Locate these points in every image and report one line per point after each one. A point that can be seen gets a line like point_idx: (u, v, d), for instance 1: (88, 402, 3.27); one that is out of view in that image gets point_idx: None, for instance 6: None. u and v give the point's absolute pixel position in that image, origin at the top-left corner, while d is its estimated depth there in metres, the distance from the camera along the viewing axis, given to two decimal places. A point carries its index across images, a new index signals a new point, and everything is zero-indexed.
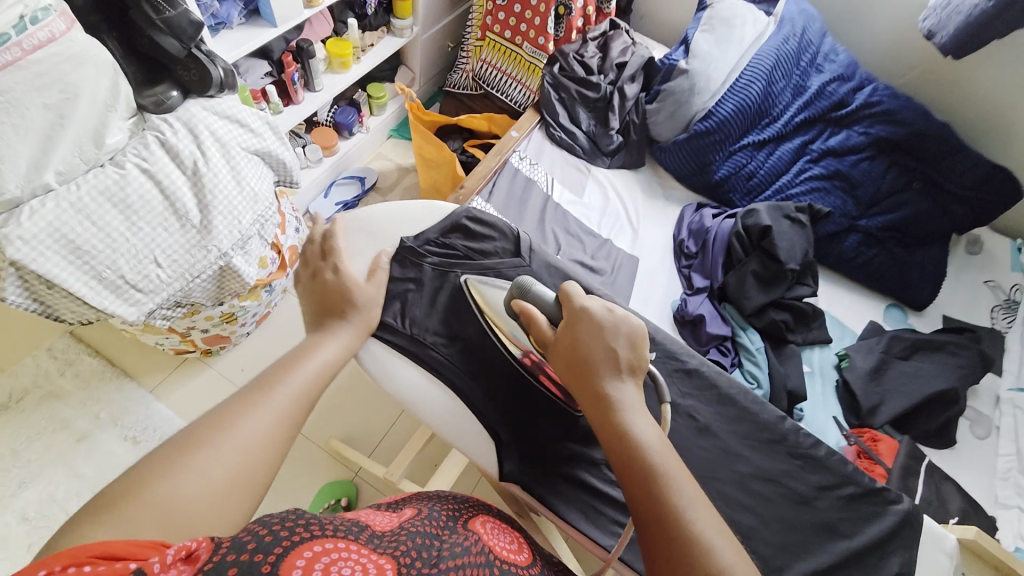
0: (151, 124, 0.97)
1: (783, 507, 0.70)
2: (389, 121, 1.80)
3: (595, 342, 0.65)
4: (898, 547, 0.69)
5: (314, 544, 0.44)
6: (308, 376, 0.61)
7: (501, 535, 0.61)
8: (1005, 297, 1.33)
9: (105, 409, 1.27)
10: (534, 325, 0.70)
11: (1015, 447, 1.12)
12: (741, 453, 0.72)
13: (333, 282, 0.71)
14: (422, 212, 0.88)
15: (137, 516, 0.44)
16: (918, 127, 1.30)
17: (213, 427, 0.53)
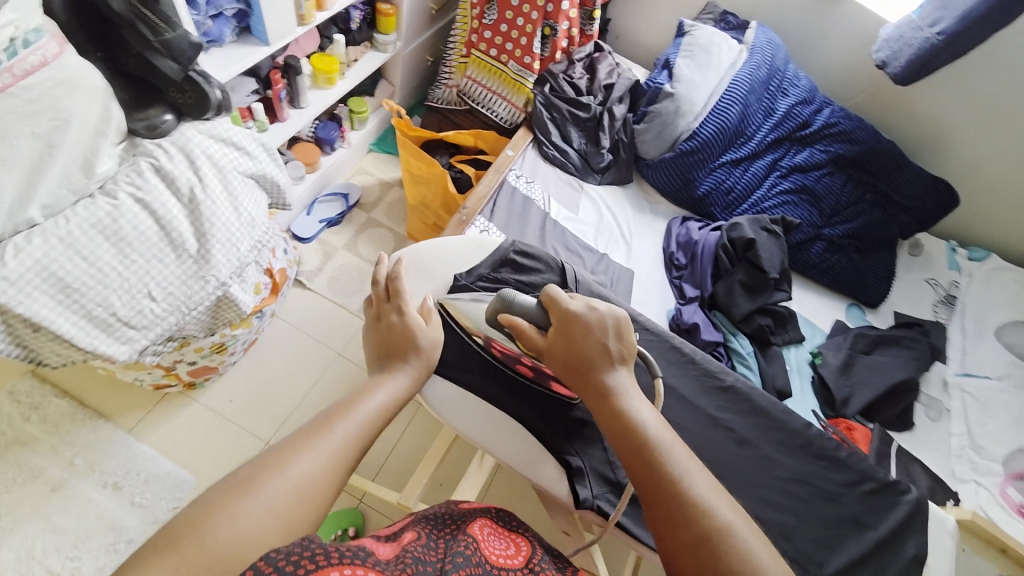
0: (143, 150, 0.93)
1: (819, 506, 0.78)
2: (370, 136, 1.76)
3: (586, 337, 0.68)
4: (914, 533, 0.78)
5: (321, 573, 0.41)
6: (365, 417, 0.60)
7: (497, 540, 0.61)
8: (943, 293, 1.50)
9: (80, 455, 1.18)
10: (521, 332, 0.71)
11: (964, 427, 1.28)
12: (777, 459, 0.80)
13: (400, 324, 0.73)
14: (472, 248, 0.93)
15: (193, 556, 0.43)
16: (870, 145, 1.45)
17: (270, 466, 0.51)
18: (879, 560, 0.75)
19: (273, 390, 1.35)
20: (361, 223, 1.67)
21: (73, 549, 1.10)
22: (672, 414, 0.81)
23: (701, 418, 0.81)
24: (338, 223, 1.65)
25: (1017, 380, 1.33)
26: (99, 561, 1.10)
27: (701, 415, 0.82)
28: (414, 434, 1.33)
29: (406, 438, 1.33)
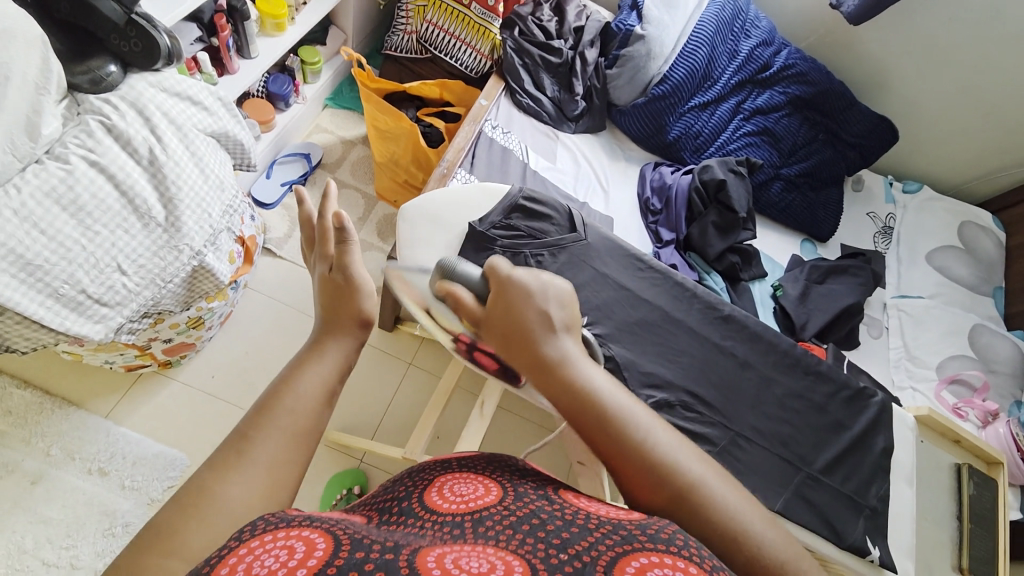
0: (88, 107, 0.84)
1: (807, 416, 0.89)
2: (325, 89, 1.65)
3: (525, 308, 0.50)
4: (882, 430, 0.91)
5: (237, 550, 0.32)
6: (292, 417, 0.42)
7: (463, 488, 0.44)
8: (882, 225, 1.65)
9: (56, 444, 1.13)
10: (459, 306, 0.54)
11: (900, 341, 1.46)
12: (774, 378, 0.90)
13: (337, 282, 0.56)
14: (480, 196, 0.92)
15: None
16: (824, 86, 1.53)
17: (182, 517, 0.35)
18: (854, 455, 0.88)
19: (256, 360, 1.32)
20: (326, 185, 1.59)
21: (67, 539, 1.07)
22: (683, 344, 0.89)
23: (707, 345, 0.89)
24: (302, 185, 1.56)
25: (945, 298, 1.52)
26: (96, 547, 1.07)
27: (702, 343, 0.90)
28: (407, 391, 1.36)
29: (398, 396, 1.35)
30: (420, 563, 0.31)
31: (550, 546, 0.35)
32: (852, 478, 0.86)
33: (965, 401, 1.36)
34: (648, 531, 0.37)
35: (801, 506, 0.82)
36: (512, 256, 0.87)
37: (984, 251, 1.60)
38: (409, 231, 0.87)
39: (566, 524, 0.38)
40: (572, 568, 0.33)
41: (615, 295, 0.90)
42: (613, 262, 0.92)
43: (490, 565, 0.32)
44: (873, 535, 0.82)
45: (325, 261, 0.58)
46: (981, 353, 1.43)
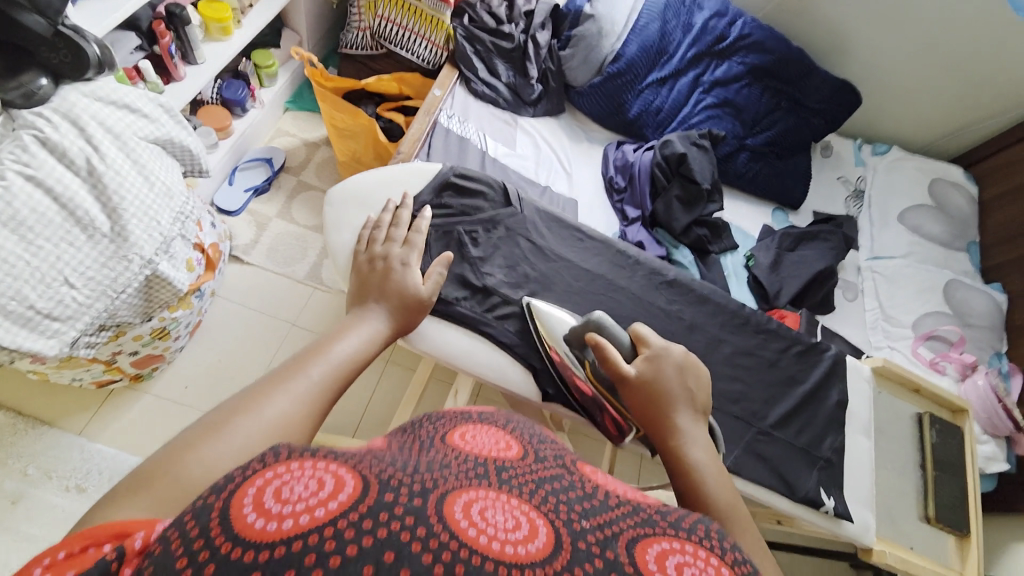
0: (22, 122, 0.82)
1: (760, 372, 0.89)
2: (284, 93, 1.63)
3: (674, 376, 0.62)
4: (835, 383, 0.92)
5: (262, 473, 0.32)
6: (333, 360, 0.57)
7: (485, 438, 0.43)
8: (853, 187, 1.65)
9: (31, 464, 1.12)
10: (607, 355, 0.64)
11: (876, 302, 1.45)
12: (724, 338, 0.90)
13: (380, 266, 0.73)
14: (411, 176, 0.90)
15: (168, 494, 0.40)
16: (781, 53, 1.52)
17: (243, 406, 0.48)
18: (809, 408, 0.89)
19: (230, 368, 1.31)
20: (292, 189, 1.57)
21: None
22: (638, 315, 0.89)
23: (653, 311, 0.89)
24: (267, 191, 1.55)
25: (919, 256, 1.51)
26: None
27: (653, 310, 0.90)
28: (386, 389, 1.34)
29: (376, 395, 1.33)
30: (447, 516, 0.31)
31: (572, 512, 0.35)
32: (806, 430, 0.87)
33: (942, 355, 1.36)
34: (672, 517, 0.38)
35: (756, 462, 0.82)
36: (444, 234, 0.86)
37: (952, 205, 1.60)
38: (334, 214, 0.87)
39: (586, 493, 0.39)
40: (597, 539, 0.33)
41: (552, 269, 0.89)
42: (553, 234, 0.92)
43: (517, 523, 0.32)
44: (827, 485, 0.84)
45: (370, 250, 0.76)
46: (956, 308, 1.43)
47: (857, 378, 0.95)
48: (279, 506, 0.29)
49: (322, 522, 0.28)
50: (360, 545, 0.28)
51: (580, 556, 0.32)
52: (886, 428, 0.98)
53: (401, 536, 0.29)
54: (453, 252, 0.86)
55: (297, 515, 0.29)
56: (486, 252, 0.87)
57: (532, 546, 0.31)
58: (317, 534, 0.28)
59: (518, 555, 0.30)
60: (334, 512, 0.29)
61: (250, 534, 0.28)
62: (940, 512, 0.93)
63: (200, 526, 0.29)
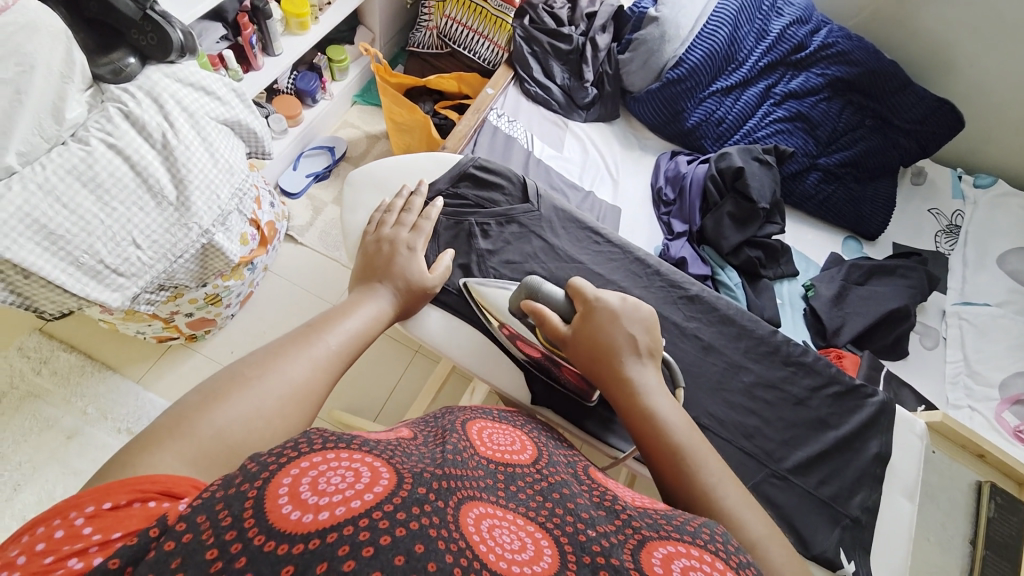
0: (111, 96, 0.93)
1: (783, 409, 0.82)
2: (352, 87, 1.73)
3: (615, 328, 0.65)
4: (877, 433, 0.82)
5: (297, 463, 0.33)
6: (347, 331, 0.60)
7: (501, 438, 0.47)
8: (947, 222, 1.44)
9: (92, 404, 1.26)
10: (548, 323, 0.67)
11: (960, 353, 1.26)
12: (745, 365, 0.84)
13: (387, 250, 0.74)
14: (431, 165, 0.92)
15: (208, 449, 0.43)
16: (870, 65, 1.37)
17: (261, 366, 0.51)
18: (840, 456, 0.80)
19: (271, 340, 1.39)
20: None
21: None
22: None
23: (668, 329, 0.84)
24: (326, 177, 1.64)
25: (1018, 306, 1.30)
26: None
27: (670, 325, 0.85)
28: (410, 380, 1.37)
29: (400, 384, 1.36)
30: (463, 521, 0.32)
31: (579, 523, 0.36)
32: (830, 481, 0.78)
33: None
34: (676, 523, 0.39)
35: (762, 507, 0.75)
36: (455, 224, 0.86)
37: None
38: (352, 195, 0.89)
39: (594, 504, 0.39)
40: (603, 547, 0.33)
41: (563, 269, 0.86)
42: (571, 237, 0.90)
43: (523, 545, 0.33)
44: (849, 547, 0.74)
45: (376, 233, 0.77)
46: None
47: (908, 433, 0.83)
48: (315, 497, 0.30)
49: (356, 514, 0.29)
50: (393, 535, 0.29)
51: (587, 569, 0.31)
52: (935, 496, 0.85)
53: (430, 532, 0.30)
54: (461, 243, 0.85)
55: (333, 506, 0.30)
56: (496, 245, 0.86)
57: (539, 566, 0.31)
58: (351, 525, 0.28)
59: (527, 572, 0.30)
60: (368, 504, 0.30)
61: (285, 526, 0.29)
62: None
63: (233, 515, 0.29)
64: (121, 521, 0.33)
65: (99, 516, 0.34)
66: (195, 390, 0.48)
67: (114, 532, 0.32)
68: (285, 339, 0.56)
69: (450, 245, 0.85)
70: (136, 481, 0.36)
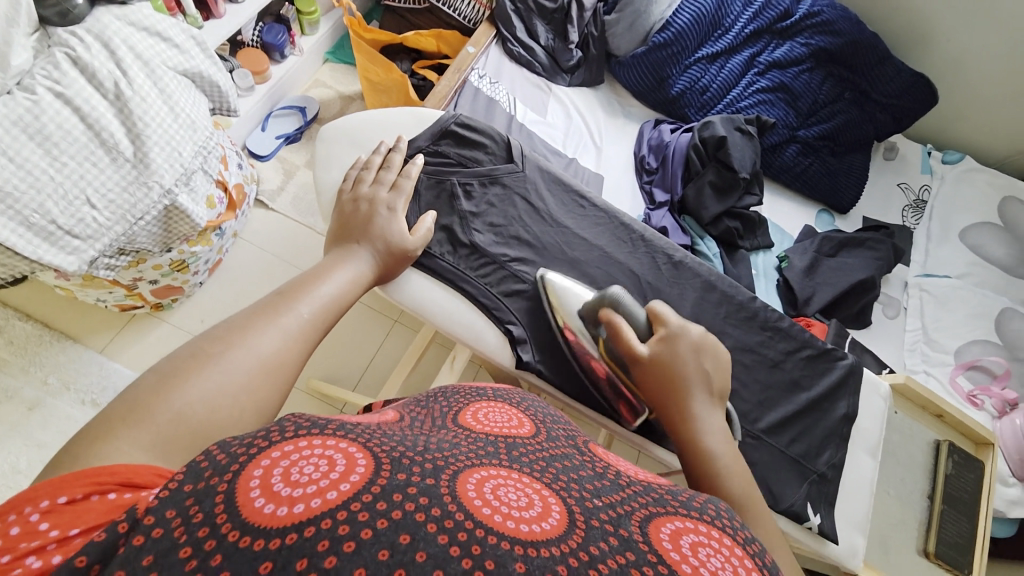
0: (58, 40, 0.85)
1: (758, 371, 0.84)
2: (324, 42, 1.63)
3: (693, 361, 0.61)
4: (844, 394, 0.85)
5: (269, 452, 0.30)
6: (319, 301, 0.57)
7: (498, 416, 0.41)
8: (915, 197, 1.48)
9: (53, 375, 1.20)
10: (623, 339, 0.64)
11: (919, 322, 1.32)
12: (724, 330, 0.86)
13: (364, 210, 0.71)
14: (411, 122, 0.88)
15: (168, 432, 0.39)
16: (853, 36, 1.37)
17: (224, 340, 0.47)
18: (809, 416, 0.83)
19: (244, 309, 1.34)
20: None
21: None
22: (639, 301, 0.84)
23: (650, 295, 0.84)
24: (297, 139, 1.55)
25: (976, 278, 1.37)
26: None
27: (653, 291, 0.85)
28: (389, 349, 1.35)
29: (379, 355, 1.34)
30: (461, 492, 0.29)
31: (584, 491, 0.33)
32: (799, 439, 0.82)
33: (982, 387, 1.24)
34: (681, 498, 0.36)
35: None
36: (436, 183, 0.83)
37: None
38: (325, 151, 0.85)
39: (596, 474, 0.36)
40: (611, 517, 0.31)
41: (546, 232, 0.86)
42: (556, 199, 0.89)
43: (530, 502, 0.30)
44: (815, 501, 0.79)
45: (351, 195, 0.73)
46: (1010, 339, 1.29)
47: (872, 394, 0.87)
48: (287, 488, 0.27)
49: (334, 507, 0.26)
50: (375, 528, 0.26)
51: (595, 534, 0.29)
52: (894, 452, 0.90)
53: (416, 517, 0.26)
54: (442, 203, 0.83)
55: (307, 499, 0.27)
56: (479, 207, 0.84)
57: (546, 525, 0.28)
58: (330, 518, 0.26)
59: (534, 533, 0.27)
60: (346, 495, 0.27)
61: (258, 520, 0.26)
62: (940, 548, 0.86)
63: (204, 510, 0.27)
64: (79, 517, 0.31)
65: (55, 512, 0.31)
66: (151, 370, 0.43)
67: (72, 528, 0.30)
68: (251, 312, 0.52)
69: (430, 205, 0.82)
70: (93, 472, 0.33)
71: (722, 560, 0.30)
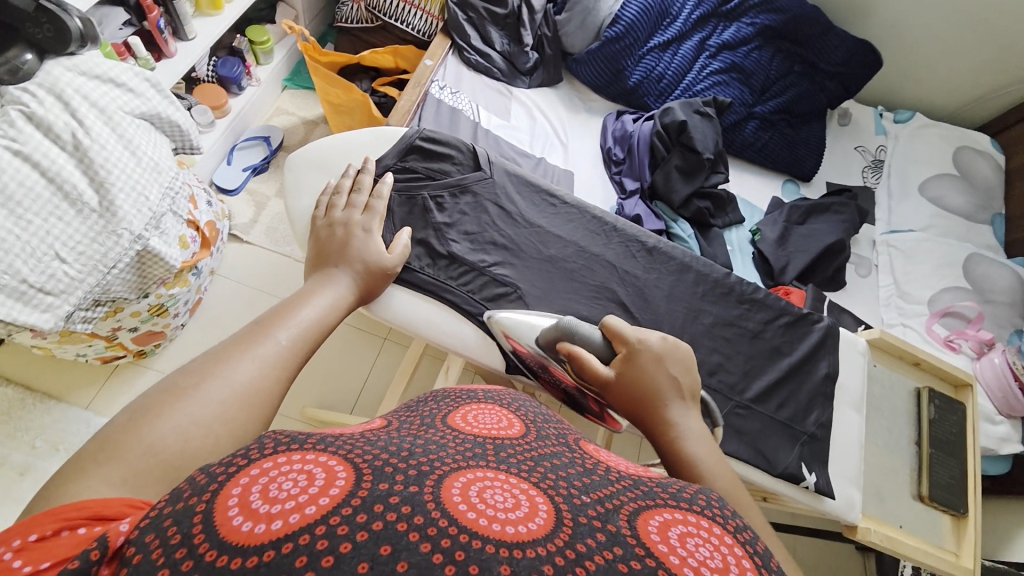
0: (9, 97, 0.84)
1: (742, 343, 0.87)
2: (280, 70, 1.63)
3: (659, 371, 0.62)
4: (825, 355, 0.89)
5: (248, 470, 0.29)
6: (297, 327, 0.57)
7: (486, 418, 0.41)
8: (872, 158, 1.54)
9: (41, 436, 1.17)
10: (587, 366, 0.63)
11: (890, 278, 1.37)
12: (705, 308, 0.88)
13: (340, 233, 0.71)
14: (377, 142, 0.89)
15: (141, 465, 0.38)
16: (795, 12, 1.42)
17: (201, 371, 0.47)
18: (795, 380, 0.86)
19: None
20: None
21: None
22: (621, 290, 0.86)
23: (630, 283, 0.87)
24: (265, 169, 1.54)
25: (940, 228, 1.42)
26: None
27: (632, 278, 0.88)
28: (382, 368, 1.35)
29: (372, 375, 1.34)
30: (446, 497, 0.28)
31: (572, 488, 0.32)
32: (788, 403, 0.85)
33: (957, 332, 1.29)
34: (672, 491, 0.35)
35: (732, 436, 0.80)
36: (407, 199, 0.84)
37: (978, 174, 1.49)
38: (294, 178, 0.85)
39: (585, 470, 0.36)
40: (598, 513, 0.30)
41: (521, 234, 0.87)
42: (527, 201, 0.90)
43: (517, 502, 0.29)
44: (810, 461, 0.82)
45: (326, 220, 0.74)
46: (976, 284, 1.35)
47: (851, 351, 0.91)
48: (267, 505, 0.26)
49: (314, 520, 0.25)
50: (355, 541, 0.24)
51: (582, 531, 0.28)
52: (879, 405, 0.94)
53: (398, 527, 0.25)
54: (417, 218, 0.84)
55: (286, 514, 0.25)
56: (453, 218, 0.85)
57: (533, 523, 0.27)
58: (309, 533, 0.24)
59: (520, 534, 0.26)
60: (327, 508, 0.25)
61: (236, 539, 0.24)
62: (933, 491, 0.90)
63: (182, 532, 0.25)
64: (51, 551, 0.30)
65: (25, 549, 0.30)
66: (129, 405, 0.43)
67: (42, 562, 0.29)
68: (228, 343, 0.52)
69: (405, 220, 0.83)
70: (62, 508, 0.33)
71: (710, 549, 0.30)
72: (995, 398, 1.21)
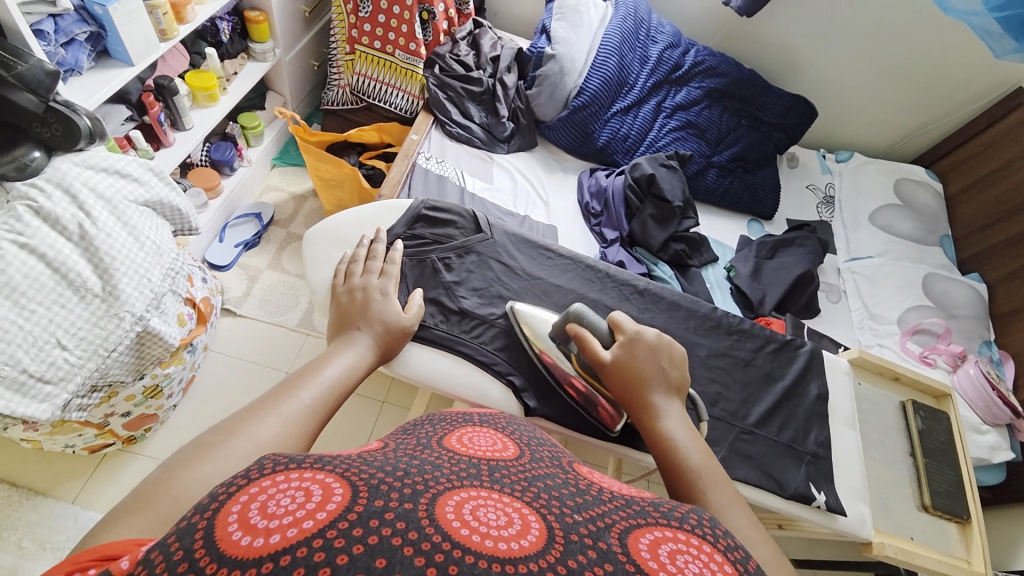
0: (17, 194, 0.86)
1: (736, 372, 0.92)
2: (270, 150, 1.71)
3: (649, 360, 0.66)
4: (814, 376, 0.94)
5: (246, 489, 0.30)
6: (321, 389, 0.58)
7: (482, 440, 0.43)
8: (823, 194, 1.69)
9: (27, 535, 1.09)
10: (589, 347, 0.70)
11: (860, 302, 1.46)
12: (696, 341, 0.93)
13: (360, 295, 0.75)
14: (383, 212, 0.95)
15: (166, 514, 0.39)
16: (734, 76, 1.61)
17: (231, 426, 0.48)
18: (790, 404, 0.90)
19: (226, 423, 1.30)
20: (282, 240, 1.62)
21: None
22: None
23: None
24: (257, 244, 1.59)
25: (896, 253, 1.54)
26: None
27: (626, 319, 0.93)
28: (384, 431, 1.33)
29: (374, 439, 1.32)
30: (440, 514, 0.29)
31: (564, 506, 0.34)
32: (787, 426, 0.88)
33: (930, 348, 1.37)
34: (663, 509, 0.37)
35: (740, 462, 0.83)
36: (418, 262, 0.89)
37: (920, 202, 1.65)
38: (305, 250, 0.90)
39: (577, 490, 0.38)
40: (590, 531, 0.32)
41: (524, 286, 0.92)
42: (523, 255, 0.96)
43: (509, 520, 0.31)
44: (816, 480, 0.84)
45: (345, 282, 0.79)
46: (937, 300, 1.45)
47: (836, 371, 0.97)
48: (264, 521, 0.27)
49: (310, 534, 0.26)
50: (351, 554, 0.26)
51: (574, 548, 0.30)
52: (871, 421, 0.98)
53: (393, 542, 0.27)
54: (427, 279, 0.88)
55: (283, 529, 0.27)
56: (461, 276, 0.90)
57: (525, 541, 0.29)
58: (305, 546, 0.26)
59: (512, 550, 0.28)
60: (323, 522, 0.27)
61: (235, 552, 0.26)
62: (935, 500, 0.93)
63: (184, 547, 0.27)
64: None
65: None
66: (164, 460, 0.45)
67: None
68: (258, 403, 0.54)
69: (416, 280, 0.88)
70: (78, 553, 0.33)
71: (699, 565, 0.32)
72: (977, 407, 1.28)
